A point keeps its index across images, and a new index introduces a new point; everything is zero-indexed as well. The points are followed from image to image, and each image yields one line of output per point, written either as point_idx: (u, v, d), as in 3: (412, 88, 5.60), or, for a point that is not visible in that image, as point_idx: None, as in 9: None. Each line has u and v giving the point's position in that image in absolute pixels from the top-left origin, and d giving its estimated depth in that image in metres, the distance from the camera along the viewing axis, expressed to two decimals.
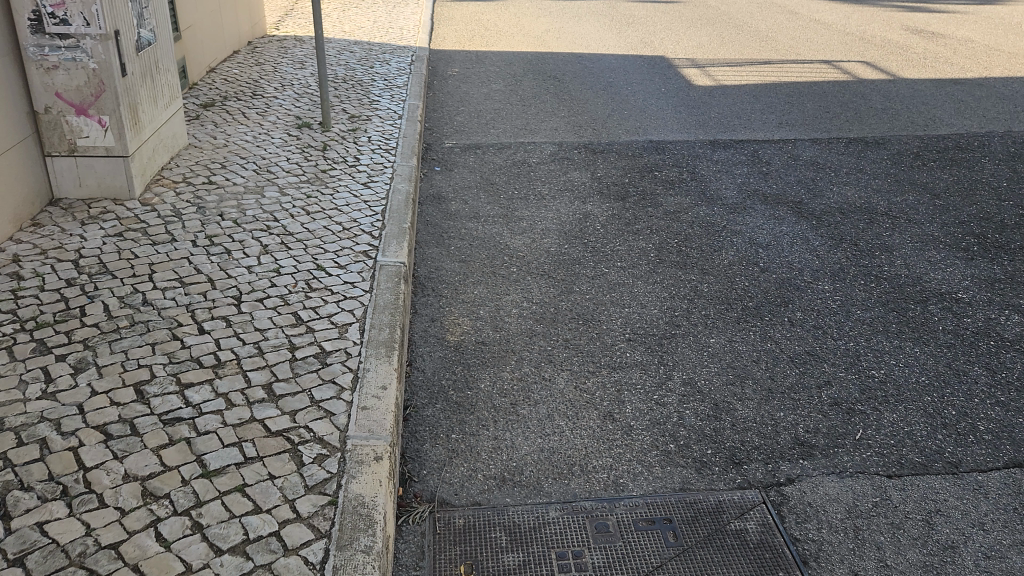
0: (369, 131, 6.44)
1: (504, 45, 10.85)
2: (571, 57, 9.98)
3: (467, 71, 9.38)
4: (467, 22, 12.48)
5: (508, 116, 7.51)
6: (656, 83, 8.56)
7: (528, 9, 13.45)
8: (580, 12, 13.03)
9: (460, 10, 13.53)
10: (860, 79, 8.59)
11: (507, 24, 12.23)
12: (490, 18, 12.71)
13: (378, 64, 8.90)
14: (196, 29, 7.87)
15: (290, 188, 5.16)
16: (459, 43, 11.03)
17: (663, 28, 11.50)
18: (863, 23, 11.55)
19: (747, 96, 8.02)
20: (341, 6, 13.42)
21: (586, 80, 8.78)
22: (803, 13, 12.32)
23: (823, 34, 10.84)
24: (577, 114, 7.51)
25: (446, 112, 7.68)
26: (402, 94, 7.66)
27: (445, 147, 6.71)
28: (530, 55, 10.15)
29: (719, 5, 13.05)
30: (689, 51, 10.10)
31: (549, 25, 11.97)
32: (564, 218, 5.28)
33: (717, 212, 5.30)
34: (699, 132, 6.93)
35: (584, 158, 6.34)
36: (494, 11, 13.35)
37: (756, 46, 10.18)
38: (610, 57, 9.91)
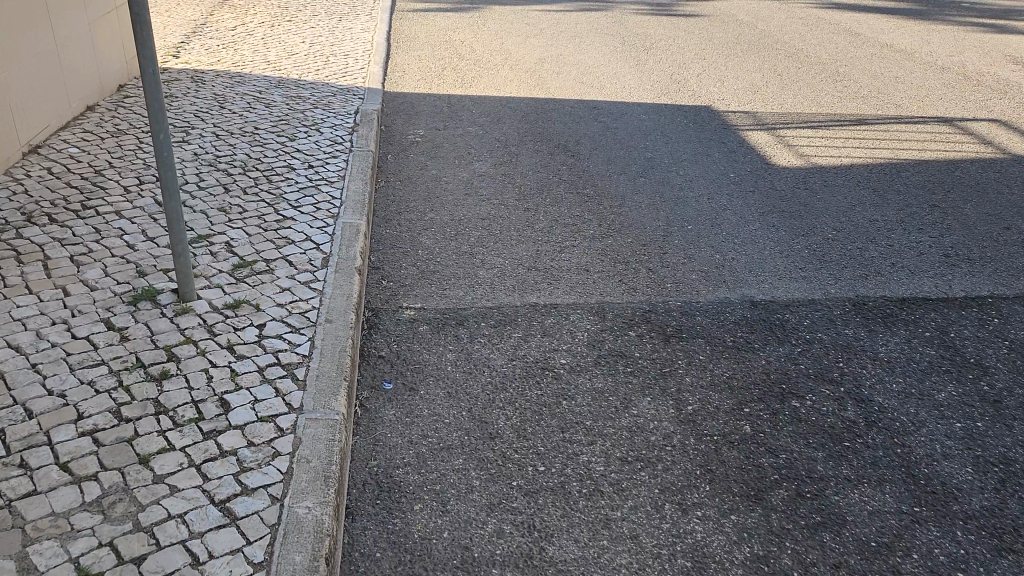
0: (263, 311, 3.56)
1: (487, 83, 8.04)
2: (583, 109, 7.15)
3: (436, 137, 6.49)
4: (437, 48, 9.57)
5: (506, 244, 4.70)
6: (720, 164, 5.79)
7: (513, 29, 10.58)
8: (581, 35, 10.20)
9: (427, 29, 10.59)
10: (1010, 151, 5.94)
11: (491, 51, 9.33)
12: (467, 42, 9.80)
13: (305, 129, 6.02)
14: (7, 97, 4.94)
15: (41, 542, 2.33)
16: (426, 83, 8.12)
17: (698, 61, 8.72)
18: (954, 53, 8.89)
19: (863, 189, 5.33)
20: (272, 19, 10.49)
21: (613, 155, 5.98)
22: (870, 37, 9.62)
23: (915, 71, 8.15)
24: (616, 238, 4.72)
25: (406, 233, 4.84)
26: (332, 204, 4.77)
27: (405, 320, 3.89)
28: (524, 106, 7.30)
29: (755, 27, 10.32)
30: (745, 101, 7.35)
31: (545, 54, 9.12)
32: (653, 571, 2.50)
33: (967, 544, 2.56)
34: (826, 283, 4.20)
35: (652, 356, 3.57)
36: (470, 32, 10.43)
37: (834, 92, 7.47)
38: (638, 110, 7.10)
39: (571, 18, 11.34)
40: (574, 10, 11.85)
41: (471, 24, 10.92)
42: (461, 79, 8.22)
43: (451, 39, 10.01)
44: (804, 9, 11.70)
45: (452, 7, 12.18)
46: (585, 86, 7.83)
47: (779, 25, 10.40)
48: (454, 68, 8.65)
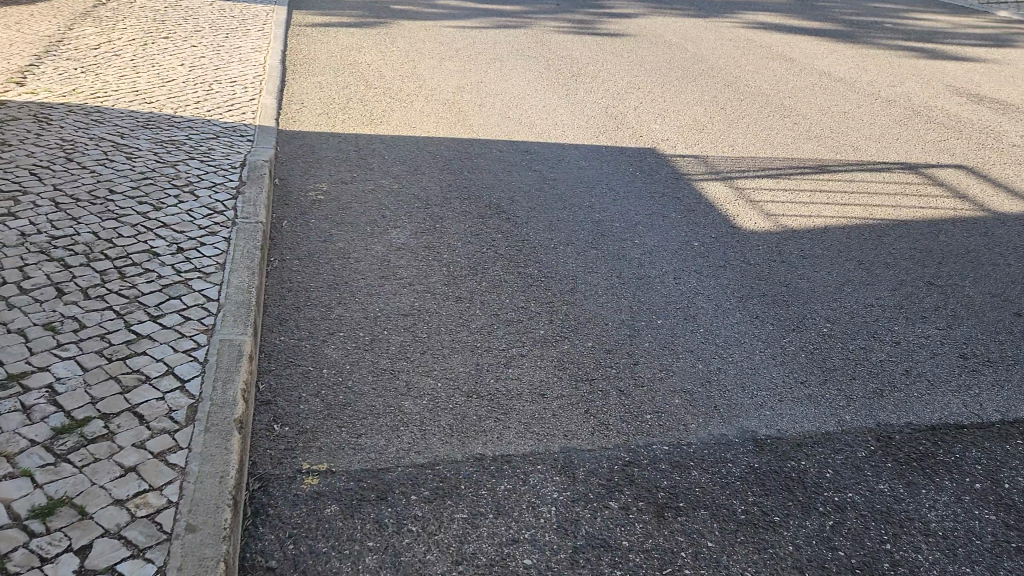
0: (90, 518, 2.48)
1: (400, 119, 7.03)
2: (514, 154, 6.22)
3: (341, 195, 5.41)
4: (341, 73, 8.44)
5: (437, 355, 3.71)
6: (681, 230, 4.97)
7: (425, 49, 9.55)
8: (502, 58, 9.27)
9: (328, 50, 9.42)
10: (989, 206, 5.37)
11: (402, 77, 8.27)
12: (375, 66, 8.72)
13: (176, 192, 4.85)
14: None
15: None
16: (328, 119, 7.01)
17: (632, 92, 7.94)
18: (895, 82, 8.44)
19: (846, 261, 4.62)
20: (146, 35, 9.13)
21: (555, 220, 5.07)
22: (807, 64, 9.10)
23: (862, 106, 7.62)
24: (573, 343, 3.80)
25: (307, 344, 3.77)
26: (206, 311, 3.65)
27: (305, 496, 2.85)
28: (446, 150, 6.30)
29: (686, 52, 9.66)
30: (692, 143, 6.59)
31: (463, 82, 8.15)
32: None
33: None
34: (837, 404, 3.40)
35: (645, 547, 2.67)
36: (377, 53, 9.33)
37: (786, 132, 6.81)
38: (576, 155, 6.23)
39: (490, 36, 10.39)
40: (491, 27, 10.91)
41: (377, 42, 9.81)
42: (370, 113, 7.15)
43: (356, 62, 8.90)
44: (732, 30, 11.16)
45: (356, 22, 11.02)
46: (513, 125, 6.91)
47: (710, 49, 9.78)
48: (361, 99, 7.57)
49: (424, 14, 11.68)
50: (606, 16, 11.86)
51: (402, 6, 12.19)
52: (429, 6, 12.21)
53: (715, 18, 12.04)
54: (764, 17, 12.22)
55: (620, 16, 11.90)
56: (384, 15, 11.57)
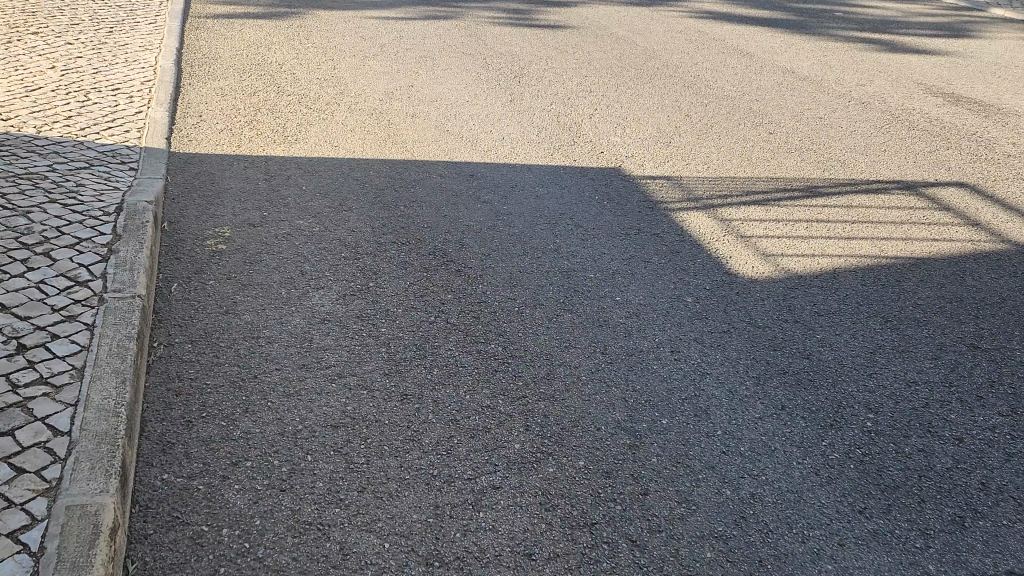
0: None
1: (320, 135, 5.97)
2: (458, 181, 5.25)
3: (248, 246, 4.35)
4: (248, 77, 7.27)
5: (381, 493, 2.76)
6: (669, 282, 4.13)
7: (346, 46, 8.42)
8: (434, 56, 8.24)
9: (232, 48, 8.20)
10: (1007, 236, 4.71)
11: (320, 82, 7.17)
12: (288, 68, 7.57)
13: (25, 257, 3.71)
14: None
15: None
16: (233, 137, 5.88)
17: (585, 97, 7.05)
18: (865, 82, 7.82)
19: (869, 319, 3.86)
20: (10, 30, 7.73)
21: (517, 273, 4.16)
22: (767, 62, 8.39)
23: (837, 109, 6.94)
24: (561, 464, 2.90)
25: (201, 483, 2.76)
26: (49, 458, 2.59)
27: None
28: (378, 176, 5.28)
29: (636, 48, 8.82)
30: (662, 161, 5.75)
31: (392, 87, 7.10)
32: None
33: None
34: (914, 546, 2.60)
35: None
36: (290, 51, 8.16)
37: (763, 145, 6.05)
38: (531, 181, 5.31)
39: (418, 29, 9.33)
40: (419, 18, 9.83)
41: (291, 37, 8.63)
42: (284, 130, 6.05)
43: (266, 62, 7.72)
44: (679, 21, 10.40)
45: (265, 12, 9.77)
46: (454, 142, 5.93)
47: (661, 45, 8.98)
48: (273, 111, 6.44)
49: (343, 3, 10.50)
50: (543, 4, 10.91)
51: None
52: None
53: (659, 6, 11.26)
54: (711, 5, 11.50)
55: (558, 5, 10.98)
56: (298, 4, 10.34)
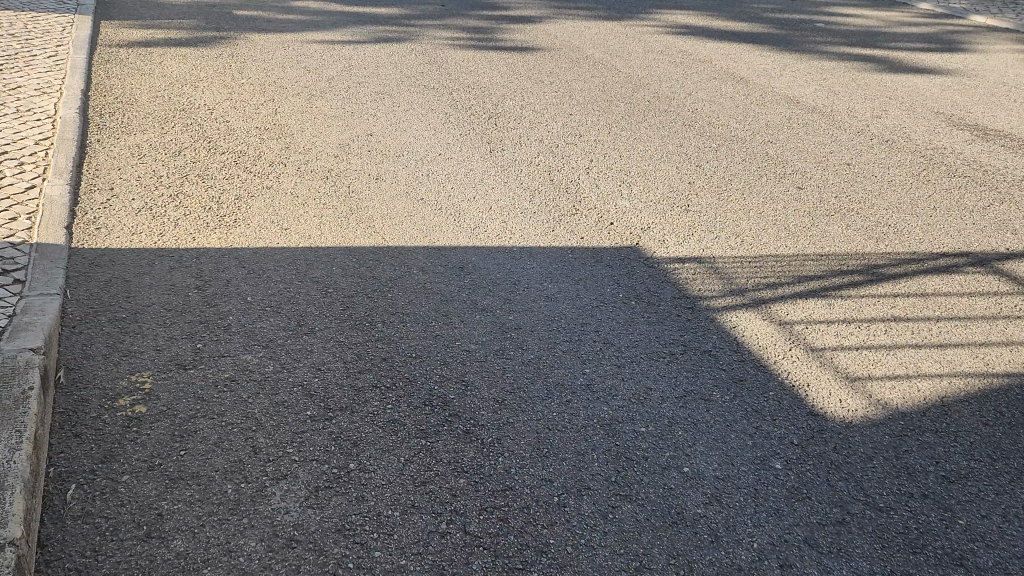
0: None
1: (267, 212, 4.84)
2: (447, 278, 4.19)
3: (176, 405, 3.22)
4: (172, 129, 6.03)
5: None
6: (744, 433, 3.16)
7: (288, 81, 7.23)
8: (393, 92, 7.12)
9: (151, 87, 6.94)
10: None
11: (261, 134, 5.98)
12: (221, 115, 6.36)
13: None
14: None
15: None
16: (152, 221, 4.68)
17: (576, 145, 6.06)
18: (878, 112, 7.03)
19: (1014, 483, 2.95)
20: None
21: (546, 432, 3.14)
22: (766, 91, 7.53)
23: (861, 152, 6.11)
24: None
25: None
26: None
27: None
28: (343, 275, 4.18)
29: (618, 75, 7.87)
30: (685, 234, 4.79)
31: (348, 138, 5.98)
32: None
33: None
34: None
35: None
36: (221, 89, 6.94)
37: (795, 206, 5.15)
38: (535, 273, 4.28)
39: (370, 56, 8.19)
40: (370, 42, 8.68)
41: (222, 71, 7.40)
42: (219, 207, 4.88)
43: (192, 107, 6.49)
44: (656, 37, 9.50)
45: (189, 37, 8.47)
46: (433, 218, 4.86)
47: (645, 71, 8.03)
48: (205, 178, 5.25)
49: (280, 25, 9.28)
50: (504, 21, 9.88)
51: (249, 13, 9.70)
52: (285, 13, 9.79)
53: (630, 19, 10.34)
54: (685, 17, 10.63)
55: (521, 21, 9.96)
56: (227, 27, 9.06)
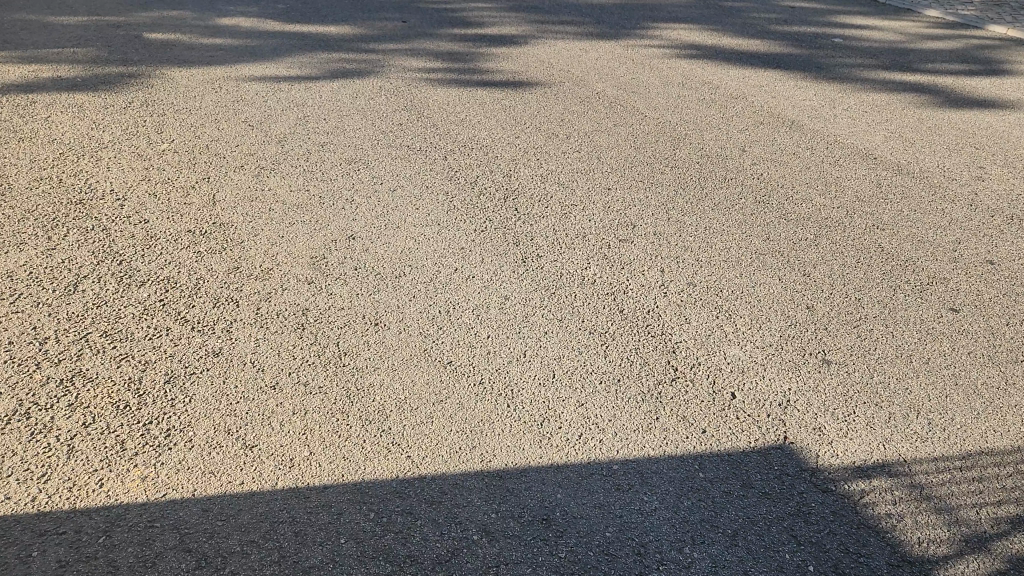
0: None
1: (220, 407, 3.11)
2: (530, 548, 2.58)
3: None
4: (64, 240, 4.18)
5: None
6: None
7: (226, 147, 5.41)
8: (370, 158, 5.39)
9: (33, 163, 5.02)
10: None
11: (198, 247, 4.20)
12: (136, 210, 4.52)
13: None
14: None
15: None
16: (29, 445, 2.88)
17: (635, 245, 4.51)
18: (976, 171, 5.72)
19: None
20: None
21: None
22: (830, 143, 6.13)
23: (993, 239, 4.76)
24: None
25: None
26: None
27: None
28: (361, 557, 2.52)
29: (646, 122, 6.34)
30: (845, 411, 3.30)
31: (323, 248, 4.27)
32: None
33: None
34: None
35: None
36: (134, 164, 5.07)
37: (967, 346, 3.74)
38: (665, 523, 2.71)
39: (330, 99, 6.41)
40: (325, 78, 6.90)
41: (135, 131, 5.54)
42: (142, 402, 3.11)
43: (94, 197, 4.63)
44: (668, 62, 8.02)
45: (86, 77, 6.49)
46: (476, 401, 3.23)
47: (675, 114, 6.53)
48: (118, 339, 3.46)
49: (207, 53, 7.36)
50: (485, 43, 8.20)
51: (165, 36, 7.73)
52: (211, 36, 7.85)
53: (628, 38, 8.80)
54: (688, 34, 9.16)
55: (504, 42, 8.28)
56: (137, 58, 7.09)
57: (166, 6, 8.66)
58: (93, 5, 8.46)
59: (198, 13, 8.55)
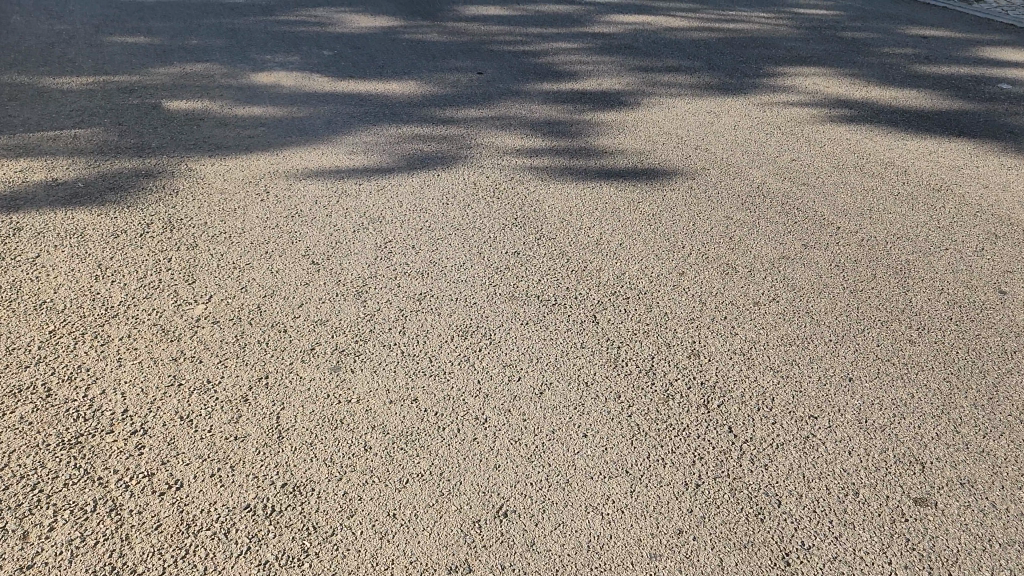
0: None
1: None
2: None
3: None
4: (46, 545, 2.55)
5: None
6: None
7: (287, 308, 3.78)
8: (494, 325, 3.76)
9: (8, 352, 3.37)
10: None
11: (263, 555, 2.56)
12: (163, 462, 2.89)
13: None
14: None
15: None
16: None
17: (947, 512, 2.86)
18: None
19: None
20: None
21: None
22: None
23: None
24: None
25: None
26: None
27: None
28: None
29: (845, 239, 4.70)
30: None
31: (464, 545, 2.64)
32: None
33: None
34: None
35: None
36: (155, 352, 3.43)
37: None
38: None
39: (416, 205, 4.78)
40: (405, 168, 5.27)
41: (157, 280, 3.90)
42: None
43: (95, 432, 3.00)
44: (824, 129, 6.36)
45: (88, 176, 4.84)
46: None
47: (876, 224, 4.89)
48: None
49: (246, 126, 5.70)
50: (588, 105, 6.56)
51: (191, 101, 6.06)
52: (249, 98, 6.19)
53: (758, 93, 7.14)
54: (826, 84, 7.48)
55: (611, 104, 6.63)
56: (154, 137, 5.43)
57: (189, 56, 6.99)
58: (99, 59, 6.79)
59: (229, 64, 6.87)
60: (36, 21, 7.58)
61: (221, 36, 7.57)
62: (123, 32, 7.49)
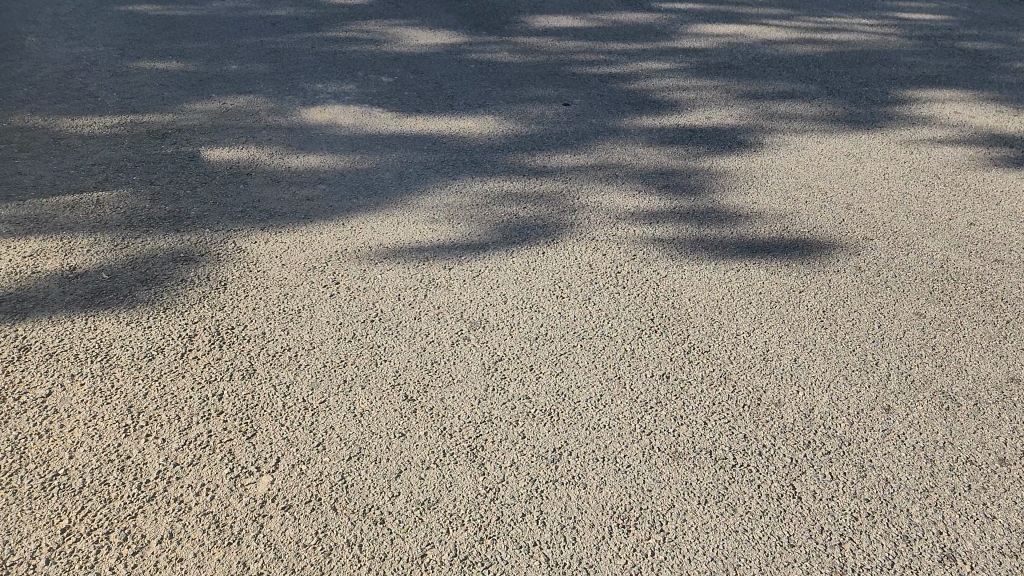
0: None
1: None
2: None
3: None
4: None
5: None
6: None
7: (380, 479, 2.79)
8: (663, 507, 2.76)
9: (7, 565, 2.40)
10: None
11: None
12: None
13: None
14: None
15: None
16: None
17: None
18: None
19: None
20: None
21: None
22: None
23: None
24: None
25: None
26: None
27: None
28: None
29: None
30: None
31: None
32: None
33: None
34: None
35: None
36: (207, 566, 2.45)
37: None
38: None
39: (525, 302, 3.77)
40: (502, 241, 4.26)
41: (205, 433, 2.92)
42: None
43: None
44: (991, 180, 5.27)
45: (115, 260, 3.87)
46: None
47: None
48: None
49: (302, 183, 4.70)
50: (703, 147, 5.49)
51: (235, 149, 5.07)
52: (303, 144, 5.19)
53: (895, 127, 6.05)
54: (969, 114, 6.37)
55: (728, 144, 5.57)
56: (193, 200, 4.44)
57: (229, 87, 6.00)
58: (126, 92, 5.83)
59: (276, 97, 5.88)
60: (54, 44, 6.64)
61: (263, 60, 6.58)
62: (152, 56, 6.53)
